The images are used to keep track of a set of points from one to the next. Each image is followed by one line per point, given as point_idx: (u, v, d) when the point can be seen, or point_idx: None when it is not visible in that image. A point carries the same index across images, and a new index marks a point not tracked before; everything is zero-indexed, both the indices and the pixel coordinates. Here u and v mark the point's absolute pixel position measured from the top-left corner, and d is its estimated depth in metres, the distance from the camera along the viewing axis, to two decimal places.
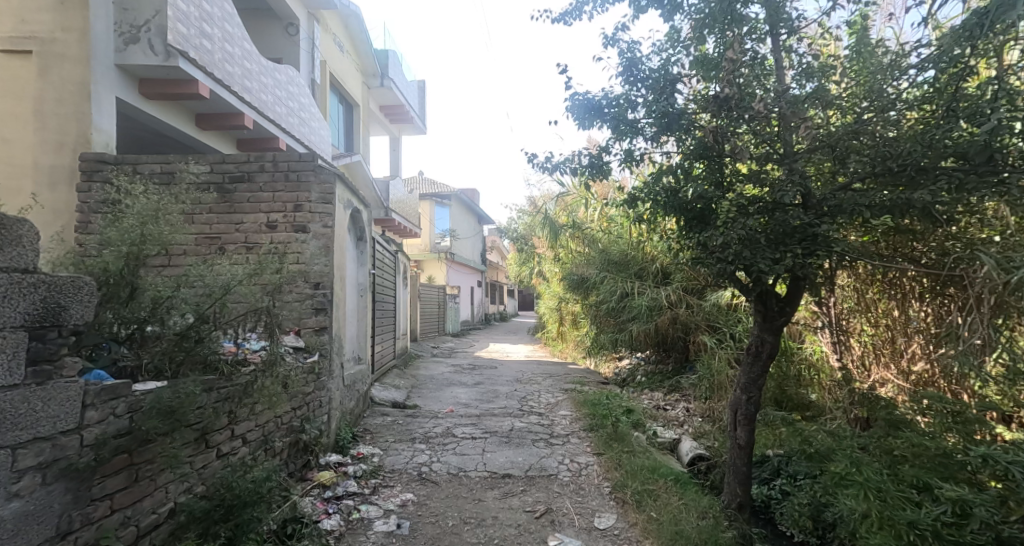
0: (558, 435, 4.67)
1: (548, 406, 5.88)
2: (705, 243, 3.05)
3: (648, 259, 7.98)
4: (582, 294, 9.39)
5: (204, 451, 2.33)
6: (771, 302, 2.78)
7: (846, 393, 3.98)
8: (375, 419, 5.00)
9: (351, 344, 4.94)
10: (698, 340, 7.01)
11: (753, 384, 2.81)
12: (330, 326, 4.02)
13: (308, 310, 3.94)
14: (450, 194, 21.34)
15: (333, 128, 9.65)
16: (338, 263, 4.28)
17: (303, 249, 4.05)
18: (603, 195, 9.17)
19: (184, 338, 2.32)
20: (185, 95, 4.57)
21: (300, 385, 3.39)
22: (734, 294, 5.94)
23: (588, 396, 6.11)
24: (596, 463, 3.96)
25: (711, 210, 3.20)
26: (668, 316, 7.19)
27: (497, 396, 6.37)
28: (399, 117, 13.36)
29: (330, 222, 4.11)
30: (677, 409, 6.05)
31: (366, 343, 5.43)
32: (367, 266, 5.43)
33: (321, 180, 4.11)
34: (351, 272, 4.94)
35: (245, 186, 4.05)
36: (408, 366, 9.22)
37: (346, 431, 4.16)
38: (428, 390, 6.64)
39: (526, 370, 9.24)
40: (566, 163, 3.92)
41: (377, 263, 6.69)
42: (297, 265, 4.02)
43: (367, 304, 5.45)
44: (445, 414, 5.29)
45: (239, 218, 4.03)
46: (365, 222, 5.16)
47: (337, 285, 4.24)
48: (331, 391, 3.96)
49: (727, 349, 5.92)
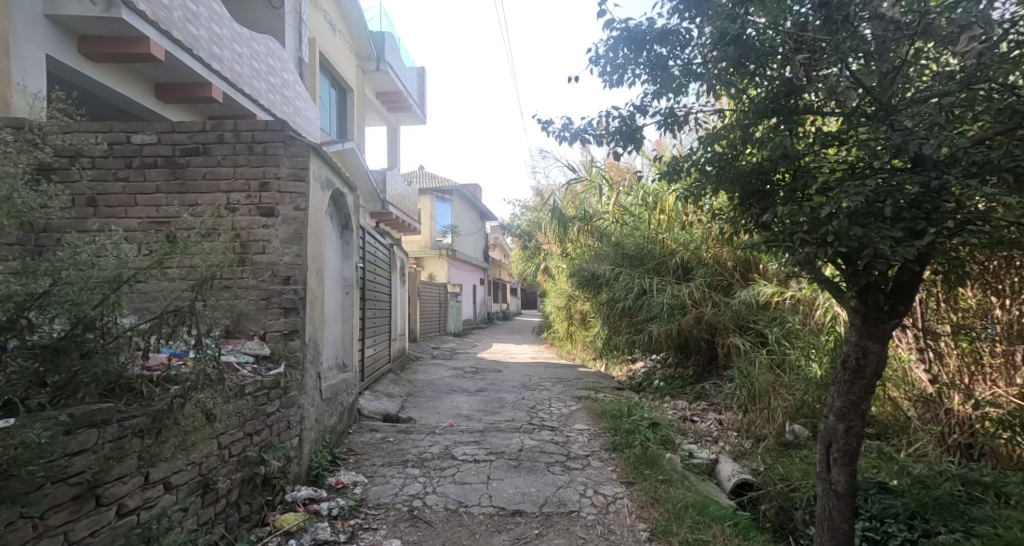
0: (576, 457, 3.96)
1: (561, 419, 5.18)
2: (777, 223, 2.35)
3: (667, 253, 7.29)
4: (594, 292, 8.70)
5: (91, 513, 1.63)
6: (878, 299, 2.05)
7: (952, 417, 3.26)
8: (363, 437, 4.31)
9: (333, 348, 4.25)
10: (727, 341, 6.29)
11: (852, 410, 2.09)
12: (303, 330, 3.33)
13: (275, 311, 3.28)
14: (451, 189, 20.65)
15: (324, 112, 8.95)
16: (315, 253, 3.59)
17: (271, 236, 3.37)
18: (617, 182, 8.30)
19: (62, 352, 1.61)
20: (136, 56, 3.88)
21: (260, 404, 2.71)
22: (771, 292, 5.25)
23: (606, 407, 5.43)
24: (626, 496, 3.27)
25: (780, 182, 2.52)
26: (693, 316, 6.46)
27: (502, 405, 5.67)
28: (398, 104, 12.68)
29: (304, 204, 3.43)
30: (707, 422, 5.35)
31: (353, 347, 4.75)
32: (354, 259, 4.73)
33: (292, 153, 3.43)
34: (333, 265, 4.26)
35: (201, 160, 3.34)
36: (407, 370, 8.52)
37: (323, 456, 3.46)
38: (425, 399, 5.95)
39: (532, 373, 8.54)
40: (589, 128, 3.22)
41: (368, 258, 6.01)
42: (264, 256, 3.35)
43: (354, 302, 4.78)
44: (443, 430, 4.59)
45: (194, 198, 3.33)
46: (350, 209, 4.48)
47: (314, 279, 3.55)
48: (304, 408, 3.27)
49: (764, 353, 5.22)
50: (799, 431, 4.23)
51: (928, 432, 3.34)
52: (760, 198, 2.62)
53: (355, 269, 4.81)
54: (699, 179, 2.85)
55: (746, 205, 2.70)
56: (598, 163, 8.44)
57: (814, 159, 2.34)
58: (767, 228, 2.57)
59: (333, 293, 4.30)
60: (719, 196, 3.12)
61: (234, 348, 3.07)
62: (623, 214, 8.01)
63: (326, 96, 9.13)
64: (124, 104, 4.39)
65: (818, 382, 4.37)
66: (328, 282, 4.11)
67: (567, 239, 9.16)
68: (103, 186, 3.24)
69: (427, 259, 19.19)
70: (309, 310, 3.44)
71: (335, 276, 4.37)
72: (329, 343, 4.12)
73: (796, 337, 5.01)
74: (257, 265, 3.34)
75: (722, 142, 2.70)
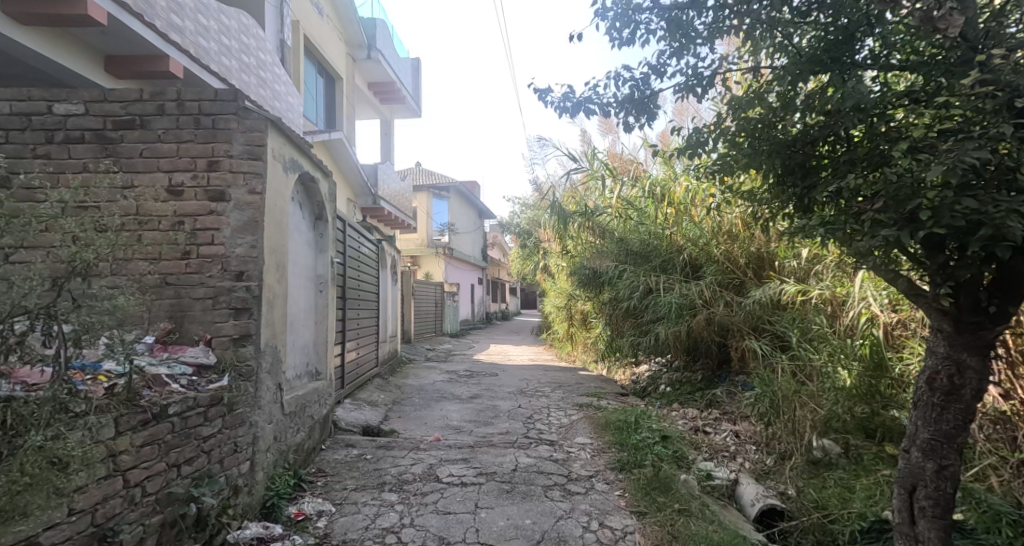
0: (578, 479, 3.46)
1: (561, 431, 4.70)
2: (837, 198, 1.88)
3: (673, 248, 6.81)
4: (595, 290, 8.21)
5: None
6: (976, 298, 1.67)
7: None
8: (336, 454, 3.81)
9: (301, 354, 3.76)
10: (740, 345, 5.80)
11: (944, 445, 1.76)
12: (258, 334, 2.83)
13: (223, 311, 2.79)
14: (449, 186, 20.18)
15: (309, 100, 8.47)
16: (275, 245, 3.10)
17: (221, 224, 2.87)
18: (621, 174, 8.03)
19: None
20: (72, 19, 3.39)
21: (192, 427, 2.21)
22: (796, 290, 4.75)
23: (610, 417, 4.96)
24: (637, 530, 2.79)
25: (832, 151, 2.07)
26: (704, 316, 5.95)
27: (496, 415, 5.17)
28: (391, 96, 12.20)
29: (260, 187, 2.93)
30: (721, 434, 4.87)
31: (329, 352, 4.27)
32: (329, 253, 4.25)
33: (245, 127, 2.92)
34: (301, 259, 3.77)
35: (138, 134, 2.84)
36: (397, 375, 8.03)
37: (284, 481, 2.97)
38: (412, 408, 5.45)
39: (530, 377, 8.06)
40: (593, 95, 2.73)
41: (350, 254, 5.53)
42: (211, 248, 2.85)
43: (329, 301, 4.30)
44: (429, 445, 4.09)
45: (129, 179, 2.83)
46: (322, 196, 4.01)
47: (273, 276, 3.06)
48: (259, 427, 2.77)
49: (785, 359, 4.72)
50: (829, 447, 3.74)
51: (994, 454, 2.85)
52: (806, 173, 2.15)
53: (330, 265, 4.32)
54: (728, 153, 2.37)
55: (786, 182, 2.23)
56: (601, 154, 7.91)
57: (886, 118, 1.86)
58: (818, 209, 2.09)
59: (302, 292, 3.81)
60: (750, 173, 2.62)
61: (170, 357, 2.60)
62: (627, 208, 7.54)
63: (312, 84, 8.65)
64: (62, 75, 3.89)
65: (850, 392, 3.87)
66: (294, 279, 3.62)
67: (567, 236, 8.66)
68: (20, 164, 2.75)
69: (423, 257, 18.70)
70: (267, 312, 2.94)
71: (304, 272, 3.88)
72: (295, 349, 3.63)
73: (824, 341, 4.50)
74: (204, 258, 2.84)
75: (762, 103, 2.22)
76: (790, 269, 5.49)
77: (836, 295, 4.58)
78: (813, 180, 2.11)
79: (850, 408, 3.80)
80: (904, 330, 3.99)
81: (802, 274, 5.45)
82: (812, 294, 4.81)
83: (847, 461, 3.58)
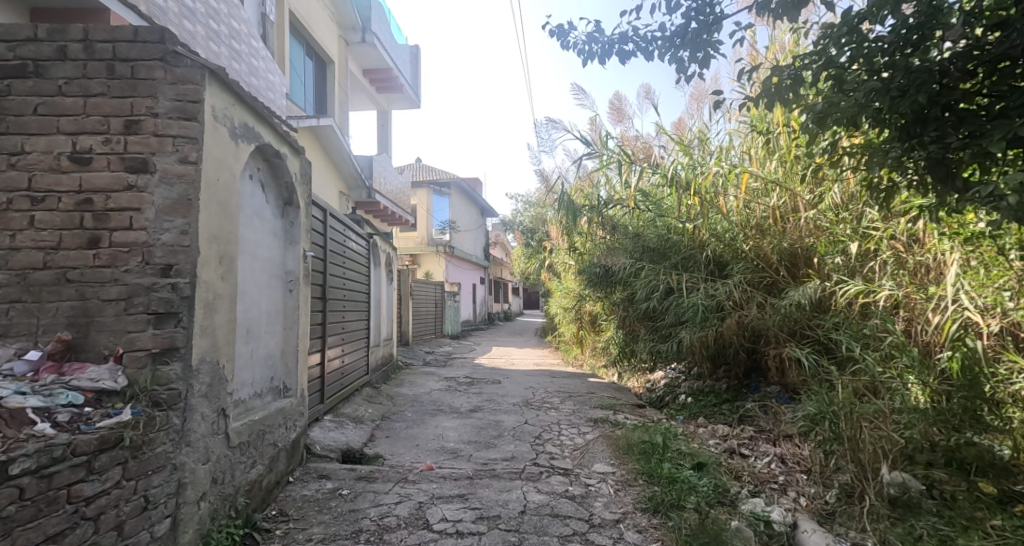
0: (603, 527, 2.81)
1: (576, 454, 4.03)
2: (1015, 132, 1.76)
3: (696, 244, 6.13)
4: (606, 291, 7.52)
5: None
6: None
7: None
8: (305, 490, 3.13)
9: (261, 368, 3.07)
10: (777, 353, 5.11)
11: None
12: (188, 347, 2.15)
13: (140, 318, 2.11)
14: (450, 183, 19.44)
15: (295, 83, 7.80)
16: (220, 232, 2.42)
17: (141, 202, 2.19)
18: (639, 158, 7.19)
19: None
20: None
21: (63, 487, 1.56)
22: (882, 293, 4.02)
23: (630, 438, 4.28)
24: None
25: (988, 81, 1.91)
26: (736, 320, 5.21)
27: (499, 434, 4.48)
28: (387, 84, 11.55)
29: (195, 155, 2.25)
30: (762, 458, 4.17)
31: (301, 363, 3.59)
32: (300, 245, 3.59)
33: (174, 77, 2.24)
34: (261, 251, 3.10)
35: (31, 85, 2.17)
36: (391, 383, 7.34)
37: (226, 536, 2.30)
38: (403, 424, 4.77)
39: (535, 386, 7.37)
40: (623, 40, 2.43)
41: (333, 248, 4.86)
42: (129, 234, 2.17)
43: (301, 302, 3.62)
44: (420, 477, 3.41)
45: (19, 143, 2.16)
46: (291, 176, 3.37)
47: (216, 272, 2.37)
48: (188, 470, 2.09)
49: (841, 374, 4.00)
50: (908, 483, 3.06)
51: None
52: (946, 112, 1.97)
53: (303, 261, 3.64)
54: (836, 93, 2.13)
55: (913, 134, 2.04)
56: (613, 140, 7.16)
57: None
58: (960, 161, 1.96)
59: (262, 291, 3.13)
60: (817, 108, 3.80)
61: (59, 381, 1.92)
62: (643, 201, 6.88)
63: (300, 66, 7.99)
64: None
65: (929, 413, 3.21)
66: (248, 275, 2.94)
67: (576, 232, 7.94)
68: None
69: (423, 257, 18.02)
70: (203, 319, 2.25)
71: (267, 267, 3.21)
72: (251, 363, 2.94)
73: (898, 352, 3.76)
74: (117, 248, 2.16)
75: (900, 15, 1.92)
76: (837, 267, 4.81)
77: (910, 298, 3.90)
78: (959, 123, 1.95)
79: (928, 434, 3.14)
80: (996, 342, 3.36)
81: (847, 273, 4.76)
82: (876, 298, 4.15)
83: (934, 502, 2.91)
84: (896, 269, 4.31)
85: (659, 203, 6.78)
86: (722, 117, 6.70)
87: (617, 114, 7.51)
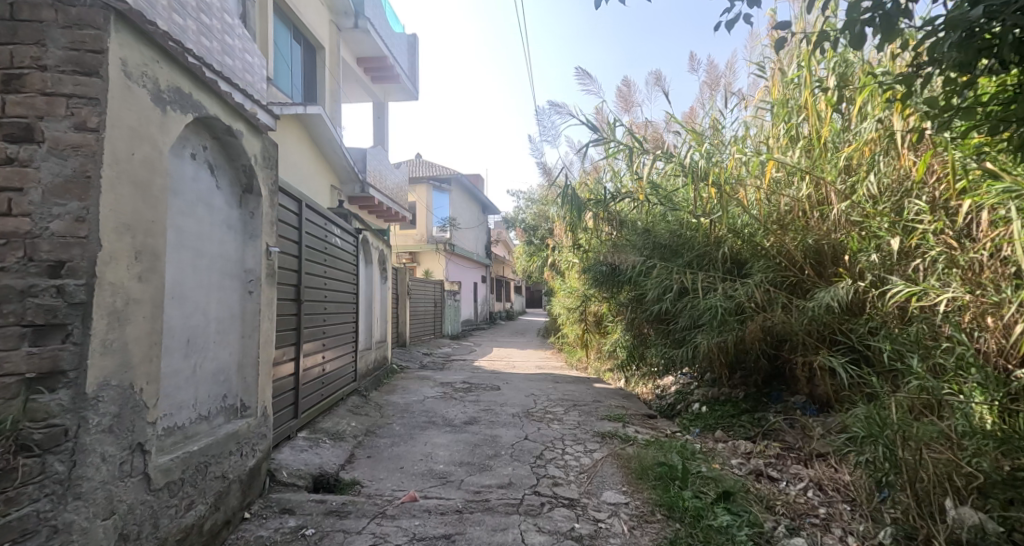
0: None
1: (583, 479, 3.54)
2: None
3: (711, 241, 5.59)
4: (612, 290, 7.01)
5: None
6: None
7: None
8: (262, 529, 2.63)
9: (208, 386, 2.58)
10: (807, 361, 4.58)
11: None
12: (78, 370, 1.67)
13: (14, 333, 1.62)
14: (449, 178, 18.98)
15: (279, 65, 7.31)
16: (138, 220, 1.91)
17: (23, 181, 1.69)
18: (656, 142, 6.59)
19: None
20: None
21: None
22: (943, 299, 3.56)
23: (643, 459, 3.77)
24: None
25: None
26: (759, 323, 4.65)
27: (496, 453, 3.96)
28: (383, 74, 11.06)
29: (95, 120, 1.76)
30: (795, 483, 3.64)
31: (265, 376, 3.07)
32: (263, 239, 3.04)
33: (68, 19, 1.75)
34: (207, 246, 2.59)
35: None
36: (382, 390, 6.83)
37: None
38: (389, 441, 4.26)
39: (537, 393, 6.86)
40: None
41: (310, 243, 4.35)
42: (6, 221, 1.66)
43: (266, 305, 3.09)
44: (401, 511, 2.90)
45: None
46: (246, 156, 2.83)
47: (131, 271, 1.86)
48: (78, 532, 1.65)
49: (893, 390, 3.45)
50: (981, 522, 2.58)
51: None
52: None
53: (267, 258, 3.10)
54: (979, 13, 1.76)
55: None
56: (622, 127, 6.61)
57: None
58: None
59: (211, 294, 2.62)
60: (867, 88, 4.23)
61: None
62: (653, 193, 6.34)
63: (286, 50, 7.51)
64: None
65: None
66: (187, 275, 2.43)
67: (580, 229, 7.42)
68: None
69: (423, 255, 17.52)
70: (106, 333, 1.74)
71: (217, 265, 2.69)
72: (193, 381, 2.44)
73: (965, 372, 3.25)
74: None
75: None
76: (871, 266, 4.26)
77: (983, 302, 3.35)
78: None
79: None
80: None
81: (884, 273, 4.22)
82: (936, 305, 3.66)
83: None
84: (946, 268, 3.77)
85: (670, 196, 6.26)
86: (738, 105, 6.17)
87: (624, 102, 7.00)
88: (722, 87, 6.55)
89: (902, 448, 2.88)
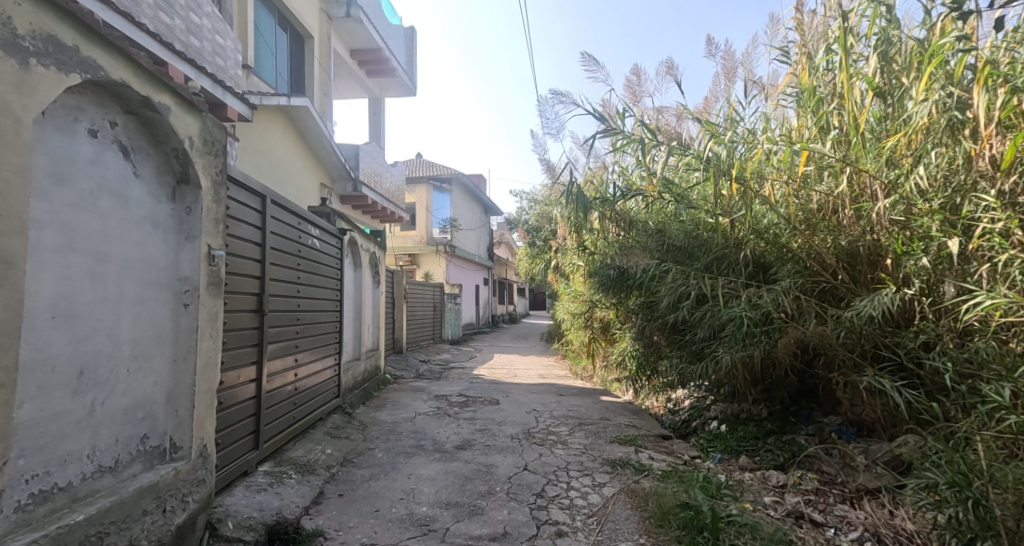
0: None
1: (593, 526, 2.97)
2: None
3: (730, 242, 4.98)
4: (621, 296, 6.43)
5: None
6: None
7: None
8: None
9: (118, 426, 2.03)
10: (845, 381, 3.98)
11: None
12: None
13: None
14: (450, 178, 18.41)
15: (260, 53, 6.76)
16: None
17: None
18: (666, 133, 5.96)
19: None
20: None
21: None
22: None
23: (661, 497, 3.22)
24: None
25: None
26: (792, 336, 4.02)
27: (489, 490, 3.40)
28: (379, 67, 10.52)
29: None
30: (845, 531, 3.08)
31: (208, 408, 2.48)
32: (207, 237, 2.44)
33: None
34: (118, 249, 2.03)
35: None
36: (371, 406, 6.27)
37: None
38: (368, 473, 3.70)
39: (539, 408, 6.28)
40: None
41: (276, 245, 3.76)
42: None
43: (211, 320, 2.48)
44: None
45: None
46: (182, 136, 2.26)
47: None
48: None
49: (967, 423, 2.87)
50: None
51: None
52: None
53: (215, 261, 2.49)
54: None
55: None
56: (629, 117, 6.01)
57: None
58: None
59: (123, 310, 2.05)
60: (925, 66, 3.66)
61: None
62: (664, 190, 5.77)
63: (269, 36, 6.96)
64: None
65: None
66: (79, 287, 1.88)
67: (586, 230, 6.85)
68: None
69: (423, 257, 17.00)
70: None
71: (135, 273, 2.13)
72: (89, 424, 1.91)
73: None
74: None
75: None
76: (921, 270, 3.67)
77: None
78: None
79: None
80: None
81: (935, 280, 3.63)
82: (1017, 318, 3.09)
83: None
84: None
85: (684, 193, 5.69)
86: (759, 93, 5.57)
87: (634, 92, 6.43)
88: (742, 74, 5.97)
89: (996, 504, 2.28)
